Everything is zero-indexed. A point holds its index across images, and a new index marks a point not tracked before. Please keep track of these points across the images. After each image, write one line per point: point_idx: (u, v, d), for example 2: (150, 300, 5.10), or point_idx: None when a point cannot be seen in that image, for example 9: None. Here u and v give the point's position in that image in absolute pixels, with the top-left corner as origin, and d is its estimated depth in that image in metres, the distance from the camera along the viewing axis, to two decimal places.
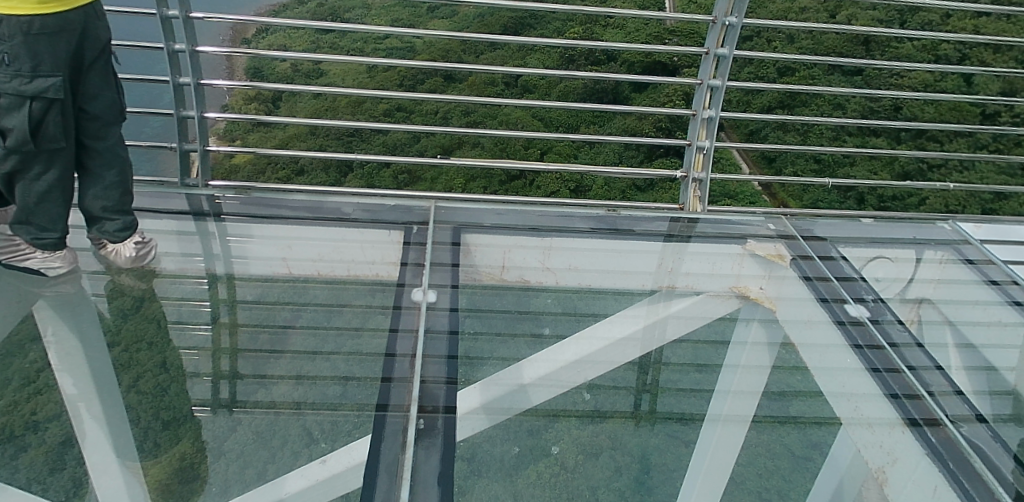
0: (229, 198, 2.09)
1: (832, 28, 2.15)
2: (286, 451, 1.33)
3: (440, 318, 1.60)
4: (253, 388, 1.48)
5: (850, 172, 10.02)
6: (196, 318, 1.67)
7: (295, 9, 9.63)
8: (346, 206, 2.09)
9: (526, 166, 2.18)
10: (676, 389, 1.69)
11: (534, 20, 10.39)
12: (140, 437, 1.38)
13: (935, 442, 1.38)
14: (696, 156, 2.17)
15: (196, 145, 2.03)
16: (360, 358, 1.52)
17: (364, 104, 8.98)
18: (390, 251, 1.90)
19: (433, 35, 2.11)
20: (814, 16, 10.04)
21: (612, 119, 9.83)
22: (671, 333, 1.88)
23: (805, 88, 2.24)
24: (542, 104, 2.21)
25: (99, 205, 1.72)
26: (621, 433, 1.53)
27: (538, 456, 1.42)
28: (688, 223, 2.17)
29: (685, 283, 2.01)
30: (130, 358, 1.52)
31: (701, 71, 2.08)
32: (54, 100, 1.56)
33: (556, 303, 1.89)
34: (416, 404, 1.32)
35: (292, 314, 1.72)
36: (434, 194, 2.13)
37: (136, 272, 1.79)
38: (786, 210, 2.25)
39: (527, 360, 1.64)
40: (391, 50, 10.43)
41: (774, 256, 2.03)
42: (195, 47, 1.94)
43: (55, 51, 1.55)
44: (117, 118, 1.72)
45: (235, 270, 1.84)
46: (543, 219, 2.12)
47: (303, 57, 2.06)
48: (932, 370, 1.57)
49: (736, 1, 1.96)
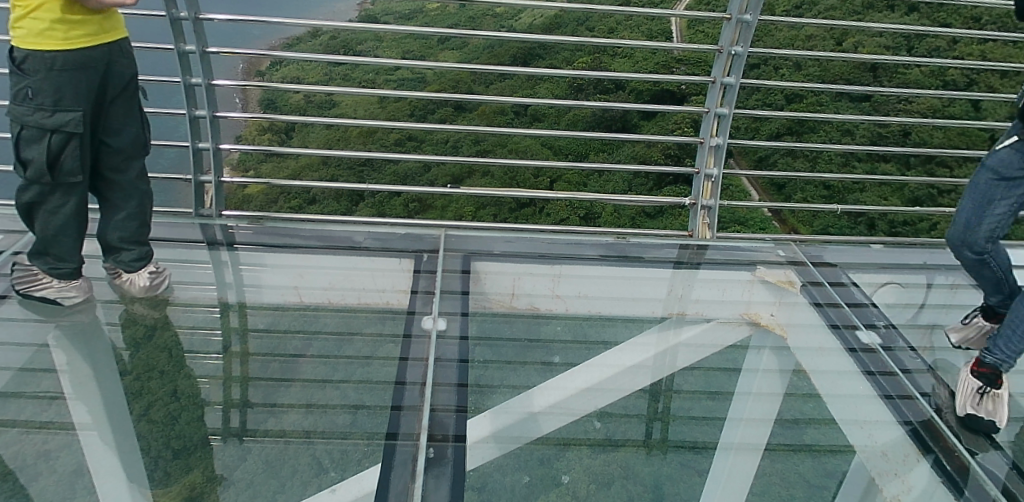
0: (243, 227, 2.13)
1: (836, 56, 2.16)
2: (297, 480, 1.33)
3: (451, 346, 1.64)
4: (264, 417, 1.48)
5: (859, 197, 9.92)
6: (207, 347, 1.68)
7: (307, 43, 9.70)
8: (358, 235, 2.12)
9: (534, 194, 2.19)
10: (688, 417, 1.66)
11: (544, 50, 10.36)
12: (151, 466, 1.36)
13: (950, 470, 1.39)
14: (704, 183, 2.17)
15: (212, 177, 2.08)
16: (370, 387, 1.54)
17: (375, 134, 9.04)
18: (401, 280, 1.94)
19: (439, 66, 2.12)
20: (821, 45, 9.99)
21: (622, 147, 9.78)
22: (683, 361, 1.86)
23: (816, 115, 2.22)
24: (551, 133, 2.20)
25: (115, 234, 1.74)
26: (633, 462, 1.50)
27: (549, 486, 1.40)
28: (697, 250, 2.17)
29: (695, 310, 2.00)
30: (142, 387, 1.53)
31: (708, 101, 2.11)
32: (74, 134, 1.53)
33: (567, 330, 1.88)
34: (426, 433, 1.35)
35: (303, 342, 1.72)
36: (444, 223, 2.14)
37: (149, 301, 1.82)
38: (796, 236, 2.24)
39: (538, 388, 1.64)
40: (402, 81, 10.52)
41: (784, 282, 2.03)
42: (211, 81, 1.98)
43: (78, 87, 1.53)
44: (141, 151, 1.74)
45: (248, 298, 1.87)
46: (553, 247, 2.14)
47: (314, 90, 2.08)
48: (946, 396, 1.59)
49: (742, 31, 1.98)
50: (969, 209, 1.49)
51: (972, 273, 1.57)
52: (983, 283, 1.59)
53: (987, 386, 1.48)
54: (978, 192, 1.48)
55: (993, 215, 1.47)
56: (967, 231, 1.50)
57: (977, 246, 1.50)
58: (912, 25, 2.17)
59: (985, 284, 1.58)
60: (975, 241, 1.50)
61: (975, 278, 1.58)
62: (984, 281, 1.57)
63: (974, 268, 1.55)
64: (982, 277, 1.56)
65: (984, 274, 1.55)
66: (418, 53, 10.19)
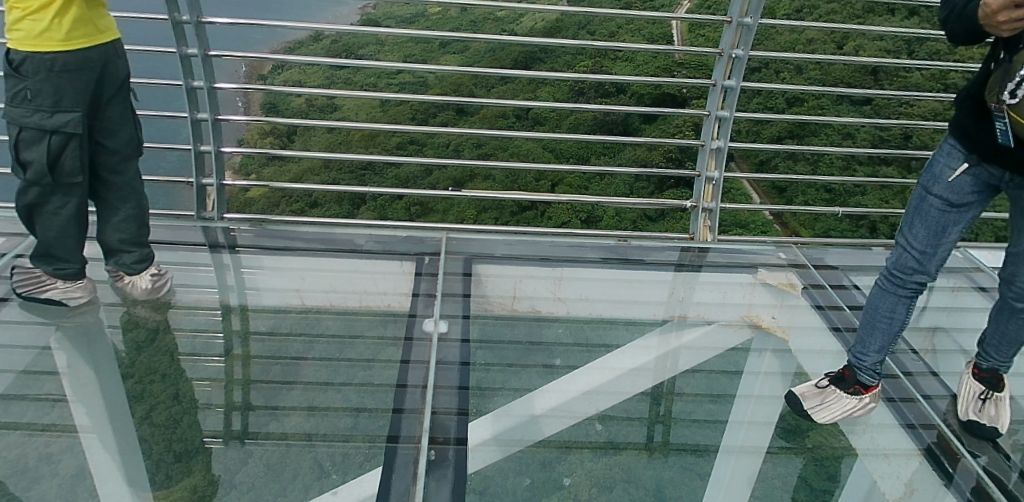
0: (245, 230, 2.14)
1: (838, 59, 2.16)
2: (298, 483, 1.33)
3: (453, 350, 1.66)
4: (266, 420, 1.48)
5: (861, 200, 9.91)
6: (209, 350, 1.68)
7: (309, 47, 9.72)
8: (360, 237, 2.12)
9: (536, 197, 2.19)
10: (690, 420, 1.65)
11: (545, 54, 10.36)
12: (152, 470, 1.35)
13: (951, 472, 1.44)
14: (705, 186, 2.17)
15: (213, 180, 2.08)
16: (371, 390, 1.54)
17: (377, 138, 9.06)
18: (402, 283, 1.95)
19: (441, 69, 2.12)
20: (823, 48, 9.98)
21: (623, 150, 9.77)
22: (685, 363, 1.84)
23: (817, 118, 2.23)
24: (553, 136, 2.19)
25: (115, 237, 1.74)
26: (635, 465, 1.49)
27: (550, 489, 1.38)
28: (698, 252, 2.18)
29: (697, 313, 2.00)
30: (144, 390, 1.53)
31: (709, 104, 2.11)
32: (73, 135, 1.53)
33: (568, 333, 1.89)
34: (427, 435, 1.37)
35: (305, 345, 1.72)
36: (445, 226, 2.15)
37: (152, 303, 1.83)
38: (796, 238, 2.25)
39: (539, 391, 1.65)
40: (404, 85, 10.54)
41: (785, 285, 2.05)
42: (213, 84, 1.99)
43: (78, 87, 1.52)
44: (136, 153, 1.73)
45: (249, 301, 1.87)
46: (554, 250, 2.15)
47: (316, 93, 2.08)
48: (948, 398, 1.63)
49: (742, 34, 1.99)
50: (915, 235, 1.41)
51: (885, 309, 1.48)
52: (877, 333, 1.49)
53: (989, 390, 1.51)
54: (931, 220, 1.39)
55: (940, 248, 1.40)
56: (910, 260, 1.42)
57: (914, 279, 1.43)
58: (913, 28, 2.18)
59: (880, 335, 1.49)
60: (915, 272, 1.42)
61: (880, 319, 1.49)
62: (886, 324, 1.48)
63: (894, 303, 1.47)
64: (890, 317, 1.48)
65: (898, 315, 1.48)
66: (419, 57, 10.19)
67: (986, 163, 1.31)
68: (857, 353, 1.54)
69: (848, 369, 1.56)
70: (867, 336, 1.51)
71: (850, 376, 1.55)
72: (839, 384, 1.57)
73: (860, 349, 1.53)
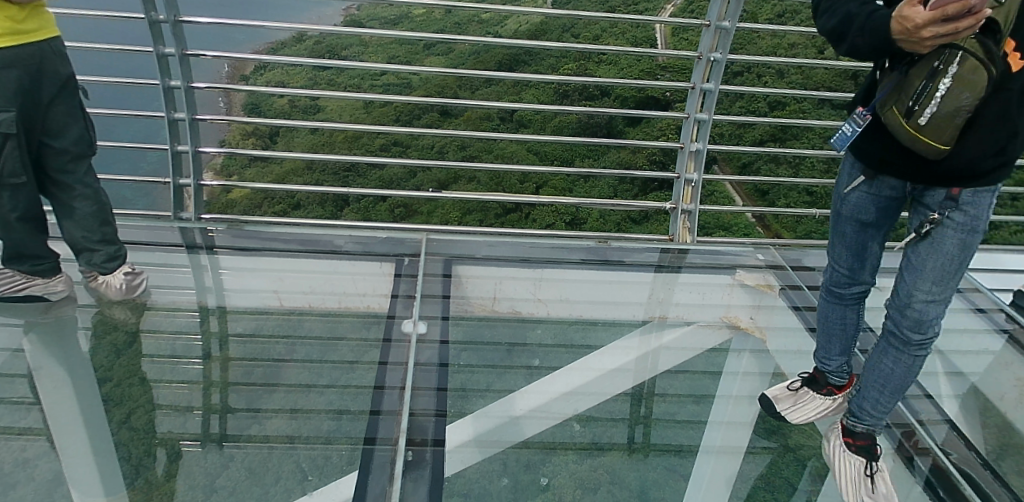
0: (223, 231, 2.12)
1: (818, 62, 2.17)
2: (280, 487, 1.32)
3: (432, 351, 1.65)
4: (247, 423, 1.47)
5: None
6: (189, 353, 1.67)
7: (293, 48, 9.67)
8: (340, 238, 2.11)
9: (518, 199, 2.19)
10: (672, 421, 1.66)
11: (529, 57, 10.38)
12: (131, 475, 1.34)
13: (925, 469, 1.46)
14: (685, 188, 2.19)
15: (191, 181, 2.06)
16: (353, 392, 1.54)
17: (362, 140, 9.02)
18: (381, 284, 1.94)
19: (421, 70, 2.11)
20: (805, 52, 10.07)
21: (606, 153, 9.80)
22: (665, 363, 1.85)
23: (797, 121, 2.25)
24: (535, 139, 2.20)
25: (78, 236, 1.72)
26: (619, 467, 1.49)
27: (534, 491, 1.38)
28: (678, 253, 2.19)
29: (677, 314, 2.01)
30: (122, 393, 1.52)
31: (689, 106, 2.12)
32: (9, 135, 1.49)
33: (550, 335, 1.89)
34: (404, 437, 1.37)
35: (286, 348, 1.71)
36: (426, 227, 2.14)
37: (129, 305, 1.80)
38: (775, 240, 2.27)
39: (520, 392, 1.65)
40: (389, 87, 10.51)
41: (763, 286, 2.07)
42: (190, 84, 1.97)
43: (8, 86, 1.50)
44: (88, 152, 1.70)
45: (229, 303, 1.86)
46: (535, 251, 2.15)
47: (297, 94, 2.07)
48: (924, 398, 1.66)
49: (721, 38, 2.00)
50: (839, 253, 1.43)
51: (835, 317, 1.50)
52: (834, 339, 1.51)
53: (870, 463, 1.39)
54: (849, 237, 1.40)
55: (868, 257, 1.41)
56: (842, 274, 1.45)
57: (853, 288, 1.45)
58: None
59: (836, 340, 1.51)
60: (851, 283, 1.45)
61: (834, 327, 1.51)
62: (840, 331, 1.50)
63: (841, 310, 1.49)
64: (842, 323, 1.50)
65: (849, 318, 1.49)
66: (404, 58, 10.17)
67: (881, 175, 1.29)
68: (821, 358, 1.55)
69: (817, 371, 1.57)
70: (825, 344, 1.53)
71: (821, 378, 1.56)
72: (812, 386, 1.58)
73: (823, 354, 1.55)
